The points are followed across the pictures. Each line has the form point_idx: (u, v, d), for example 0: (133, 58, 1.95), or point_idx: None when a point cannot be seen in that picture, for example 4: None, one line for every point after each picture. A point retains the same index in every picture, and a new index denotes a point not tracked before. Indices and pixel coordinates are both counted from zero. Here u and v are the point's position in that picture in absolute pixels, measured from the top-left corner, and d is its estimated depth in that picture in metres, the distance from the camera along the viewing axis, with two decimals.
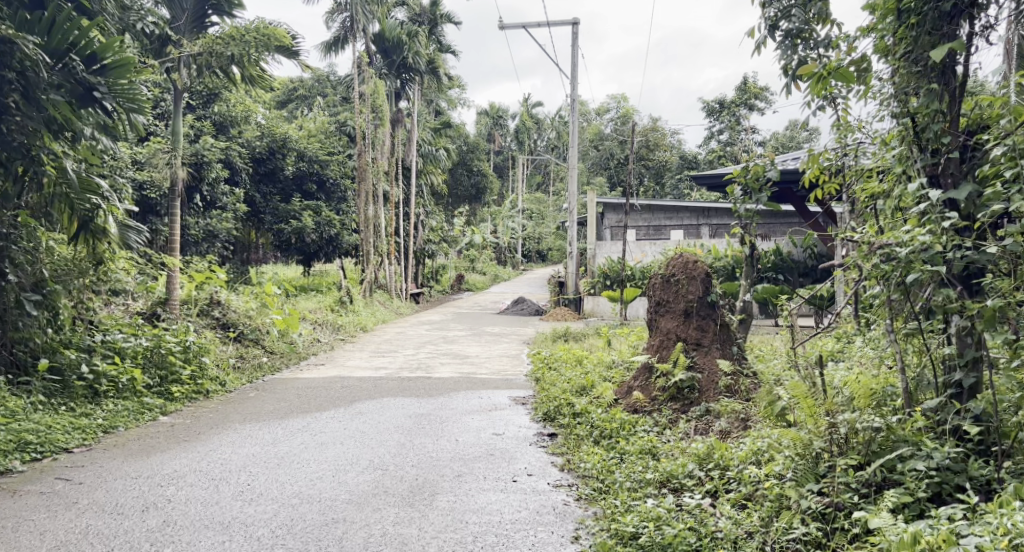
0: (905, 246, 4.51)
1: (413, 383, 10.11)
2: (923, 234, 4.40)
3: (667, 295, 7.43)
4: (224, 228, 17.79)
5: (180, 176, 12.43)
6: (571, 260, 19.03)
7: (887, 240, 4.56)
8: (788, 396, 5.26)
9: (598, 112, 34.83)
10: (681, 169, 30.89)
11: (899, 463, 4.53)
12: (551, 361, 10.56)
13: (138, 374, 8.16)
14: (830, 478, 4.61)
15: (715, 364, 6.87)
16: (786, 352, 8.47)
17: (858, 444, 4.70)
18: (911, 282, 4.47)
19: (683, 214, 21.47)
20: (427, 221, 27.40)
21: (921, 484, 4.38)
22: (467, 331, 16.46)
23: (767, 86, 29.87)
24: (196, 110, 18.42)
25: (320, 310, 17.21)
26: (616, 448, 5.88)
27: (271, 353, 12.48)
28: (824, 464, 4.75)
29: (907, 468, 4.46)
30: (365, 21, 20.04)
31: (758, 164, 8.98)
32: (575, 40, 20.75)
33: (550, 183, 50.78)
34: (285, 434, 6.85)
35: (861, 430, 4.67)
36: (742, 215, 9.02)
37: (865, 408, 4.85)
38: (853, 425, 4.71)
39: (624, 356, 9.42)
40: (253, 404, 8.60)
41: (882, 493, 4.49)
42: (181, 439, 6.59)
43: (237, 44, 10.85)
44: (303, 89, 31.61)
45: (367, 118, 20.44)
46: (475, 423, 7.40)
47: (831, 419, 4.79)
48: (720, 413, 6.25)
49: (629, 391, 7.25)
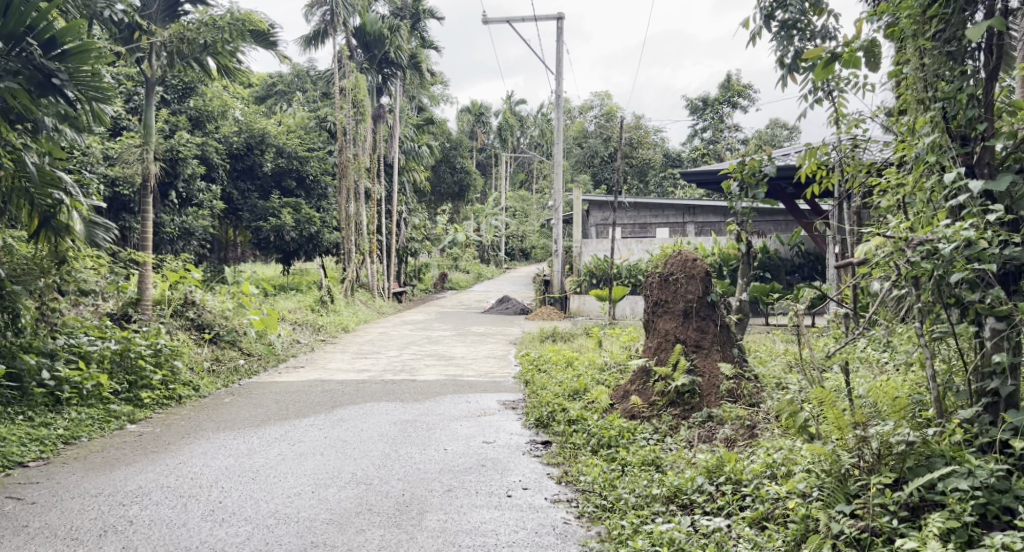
0: (946, 241, 4.21)
1: (397, 386, 9.71)
2: (967, 229, 4.12)
3: (665, 296, 7.06)
4: (200, 225, 17.33)
5: (152, 170, 11.98)
6: (556, 258, 18.68)
7: (927, 234, 4.25)
8: (802, 406, 4.93)
9: (581, 109, 34.50)
10: (665, 167, 30.61)
11: (939, 482, 4.22)
12: (540, 362, 10.18)
13: (104, 379, 7.74)
14: (864, 500, 4.29)
15: (716, 367, 6.51)
16: (786, 354, 8.12)
17: (890, 459, 4.39)
18: (954, 282, 4.20)
19: (669, 211, 21.16)
20: (410, 219, 26.96)
21: (967, 507, 4.06)
22: (451, 331, 16.07)
23: (750, 84, 29.66)
24: (171, 105, 17.93)
25: (300, 310, 16.77)
26: (617, 459, 5.52)
27: (248, 355, 12.04)
28: (852, 482, 4.43)
29: (950, 488, 4.14)
30: (345, 15, 19.63)
31: (754, 158, 8.58)
32: (559, 35, 20.41)
33: (534, 181, 50.47)
34: (260, 444, 6.43)
35: (895, 444, 4.37)
36: (739, 212, 8.72)
37: (897, 421, 4.54)
38: (886, 438, 4.41)
39: (616, 357, 9.04)
40: (228, 411, 8.17)
41: (924, 517, 4.16)
42: (147, 450, 6.16)
43: (210, 30, 10.40)
44: (282, 85, 31.09)
45: (347, 113, 20.01)
46: (463, 429, 7.00)
47: (861, 431, 4.48)
48: (724, 419, 5.91)
49: (626, 395, 6.88)
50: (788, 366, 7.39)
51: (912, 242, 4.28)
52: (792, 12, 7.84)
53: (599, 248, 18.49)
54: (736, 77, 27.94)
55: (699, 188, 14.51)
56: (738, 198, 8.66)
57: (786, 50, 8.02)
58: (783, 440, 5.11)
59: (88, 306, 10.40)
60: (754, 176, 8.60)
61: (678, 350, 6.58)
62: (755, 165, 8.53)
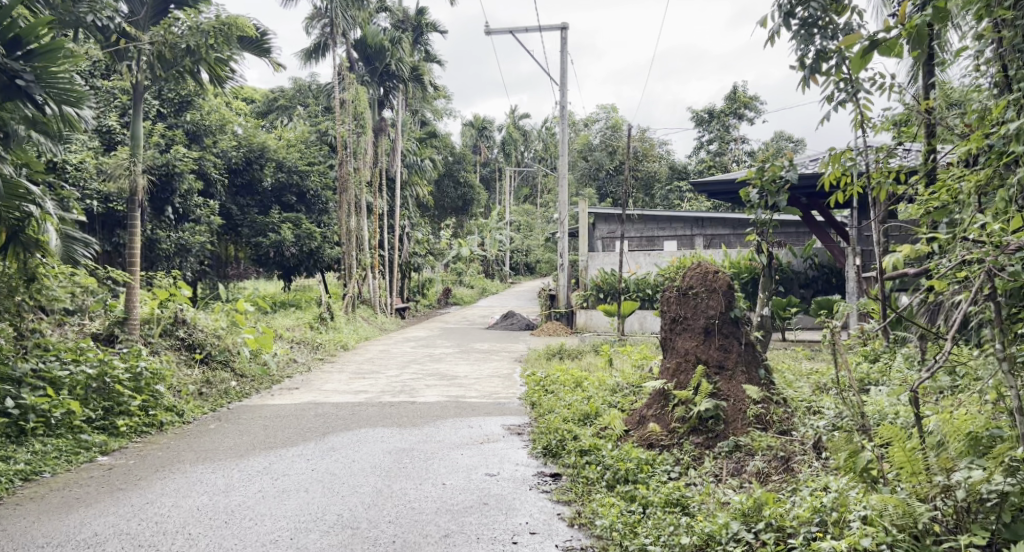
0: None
1: (396, 409, 9.09)
2: None
3: (683, 312, 6.45)
4: (197, 241, 16.78)
5: (141, 184, 11.42)
6: (562, 272, 18.08)
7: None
8: (863, 445, 4.40)
9: (587, 122, 33.86)
10: (671, 180, 29.95)
11: None
12: (546, 383, 9.54)
13: (76, 406, 7.15)
14: None
15: (741, 390, 5.90)
16: (814, 375, 7.50)
17: (978, 512, 4.03)
18: None
19: (677, 224, 20.60)
20: (413, 234, 26.34)
21: None
22: (454, 348, 15.46)
23: (757, 95, 29.13)
24: (168, 119, 17.42)
25: (298, 328, 16.17)
26: (637, 498, 4.95)
27: (241, 377, 11.42)
28: (933, 541, 4.02)
29: None
30: (345, 26, 19.15)
31: (773, 163, 7.95)
32: (564, 45, 19.94)
33: (539, 195, 49.85)
34: (239, 478, 5.82)
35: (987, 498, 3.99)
36: (758, 222, 8.13)
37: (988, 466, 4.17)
38: (975, 487, 4.03)
39: (629, 378, 8.41)
40: (211, 439, 7.58)
41: None
42: (114, 488, 5.57)
43: (194, 35, 9.86)
44: (283, 100, 30.57)
45: (348, 127, 19.47)
46: (465, 459, 6.39)
47: (947, 481, 4.13)
48: (754, 450, 5.34)
49: (642, 421, 6.27)
50: (819, 388, 6.81)
51: (1011, 245, 4.14)
52: (813, 9, 7.33)
53: (607, 261, 17.85)
54: (743, 88, 27.39)
55: (710, 197, 14.02)
56: (757, 208, 8.06)
57: (806, 50, 7.50)
58: (830, 479, 4.59)
59: (71, 326, 9.84)
60: (774, 184, 7.99)
61: (699, 372, 5.95)
62: (776, 171, 7.90)
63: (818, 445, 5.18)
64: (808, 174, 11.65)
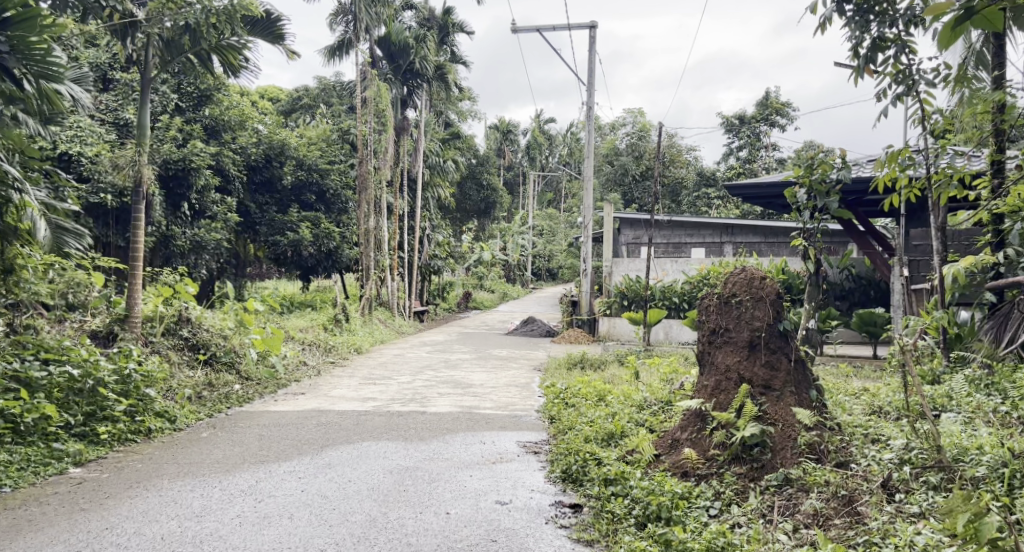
0: None
1: (404, 420, 8.40)
2: None
3: (724, 322, 5.70)
4: (213, 239, 16.17)
5: (146, 175, 10.75)
6: (585, 277, 17.31)
7: None
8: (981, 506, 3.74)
9: (614, 126, 32.98)
10: (699, 187, 28.98)
11: None
12: (567, 396, 8.81)
13: (51, 411, 6.57)
14: None
15: (790, 414, 5.20)
16: (868, 397, 6.75)
17: None
18: None
19: (705, 230, 19.80)
20: (434, 236, 25.63)
21: None
22: (472, 355, 14.73)
23: (790, 102, 28.20)
24: (186, 113, 16.86)
25: (312, 330, 15.55)
26: (673, 543, 4.32)
27: (247, 380, 10.76)
28: None
29: None
30: (368, 22, 18.48)
31: (824, 160, 7.25)
32: (592, 44, 19.26)
33: (564, 201, 49.01)
34: (219, 499, 5.18)
35: None
36: (805, 224, 7.37)
37: None
38: None
39: (658, 394, 7.67)
40: (200, 450, 6.93)
41: None
42: (75, 509, 4.97)
43: (195, 13, 9.24)
44: (308, 98, 29.93)
45: (369, 125, 18.80)
46: (473, 482, 5.69)
47: None
48: (808, 486, 4.70)
49: (675, 445, 5.56)
50: (874, 413, 6.08)
51: None
52: None
53: (633, 267, 17.06)
54: (777, 93, 26.42)
55: (745, 201, 13.21)
56: (804, 209, 7.32)
57: (862, 39, 6.95)
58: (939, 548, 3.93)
59: (70, 323, 9.30)
60: (824, 184, 7.26)
61: (742, 392, 5.25)
62: (826, 170, 7.19)
63: (887, 485, 4.59)
64: (860, 177, 10.82)
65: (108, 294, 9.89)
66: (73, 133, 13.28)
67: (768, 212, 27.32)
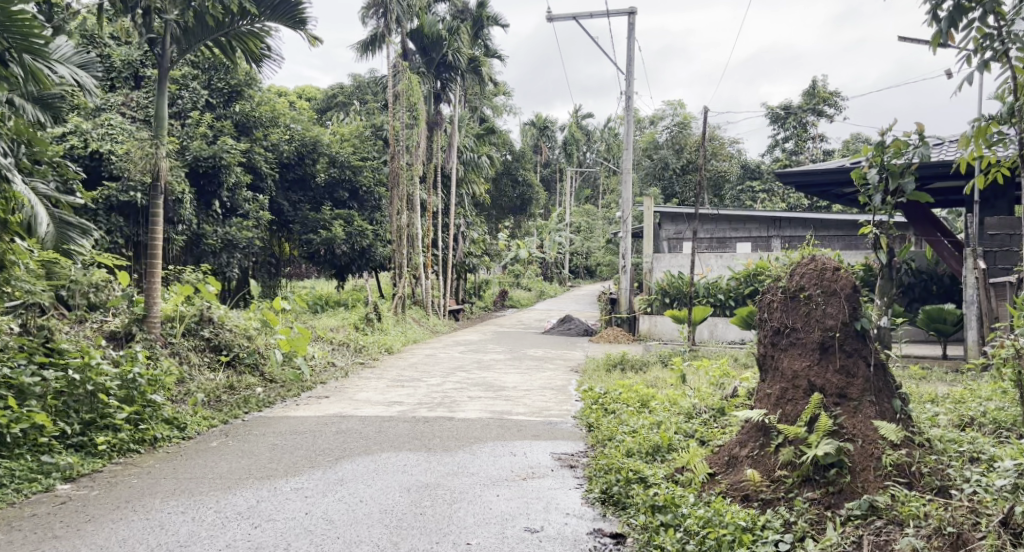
0: None
1: (431, 427, 7.72)
2: None
3: (790, 321, 5.17)
4: (245, 237, 15.60)
5: (165, 169, 9.72)
6: (625, 274, 16.50)
7: None
8: None
9: (654, 120, 31.98)
10: (742, 180, 27.96)
11: None
12: (607, 401, 8.08)
13: (42, 419, 6.00)
14: None
15: (871, 429, 4.69)
16: (958, 408, 5.98)
17: None
18: None
19: (751, 224, 18.87)
20: (469, 233, 24.94)
21: None
22: (507, 356, 14.03)
23: (837, 91, 27.06)
24: (216, 109, 16.20)
25: (342, 330, 15.00)
26: None
27: (270, 383, 10.14)
28: None
29: None
30: (400, 13, 17.88)
31: (898, 138, 6.58)
32: (632, 32, 18.48)
33: (601, 198, 48.07)
34: (211, 525, 4.67)
35: None
36: (876, 210, 6.56)
37: None
38: None
39: (708, 401, 6.92)
40: (208, 461, 6.36)
41: None
42: (47, 537, 4.49)
43: None
44: (342, 96, 29.23)
45: (402, 119, 18.13)
46: (500, 504, 5.08)
47: None
48: (901, 519, 4.27)
49: (734, 462, 5.05)
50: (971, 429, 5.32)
51: None
52: None
53: (675, 262, 16.21)
54: (824, 80, 25.36)
55: (798, 189, 12.53)
56: (876, 192, 6.56)
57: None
58: None
59: (89, 325, 8.73)
60: (898, 164, 6.57)
61: (814, 403, 4.76)
62: (900, 148, 6.51)
63: (1008, 523, 4.07)
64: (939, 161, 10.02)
65: (131, 293, 9.34)
66: (103, 130, 12.78)
67: (814, 205, 26.34)
